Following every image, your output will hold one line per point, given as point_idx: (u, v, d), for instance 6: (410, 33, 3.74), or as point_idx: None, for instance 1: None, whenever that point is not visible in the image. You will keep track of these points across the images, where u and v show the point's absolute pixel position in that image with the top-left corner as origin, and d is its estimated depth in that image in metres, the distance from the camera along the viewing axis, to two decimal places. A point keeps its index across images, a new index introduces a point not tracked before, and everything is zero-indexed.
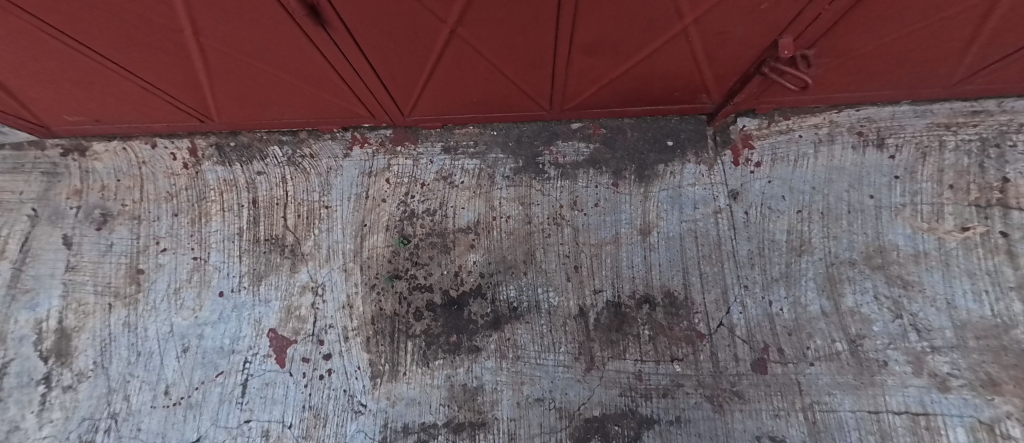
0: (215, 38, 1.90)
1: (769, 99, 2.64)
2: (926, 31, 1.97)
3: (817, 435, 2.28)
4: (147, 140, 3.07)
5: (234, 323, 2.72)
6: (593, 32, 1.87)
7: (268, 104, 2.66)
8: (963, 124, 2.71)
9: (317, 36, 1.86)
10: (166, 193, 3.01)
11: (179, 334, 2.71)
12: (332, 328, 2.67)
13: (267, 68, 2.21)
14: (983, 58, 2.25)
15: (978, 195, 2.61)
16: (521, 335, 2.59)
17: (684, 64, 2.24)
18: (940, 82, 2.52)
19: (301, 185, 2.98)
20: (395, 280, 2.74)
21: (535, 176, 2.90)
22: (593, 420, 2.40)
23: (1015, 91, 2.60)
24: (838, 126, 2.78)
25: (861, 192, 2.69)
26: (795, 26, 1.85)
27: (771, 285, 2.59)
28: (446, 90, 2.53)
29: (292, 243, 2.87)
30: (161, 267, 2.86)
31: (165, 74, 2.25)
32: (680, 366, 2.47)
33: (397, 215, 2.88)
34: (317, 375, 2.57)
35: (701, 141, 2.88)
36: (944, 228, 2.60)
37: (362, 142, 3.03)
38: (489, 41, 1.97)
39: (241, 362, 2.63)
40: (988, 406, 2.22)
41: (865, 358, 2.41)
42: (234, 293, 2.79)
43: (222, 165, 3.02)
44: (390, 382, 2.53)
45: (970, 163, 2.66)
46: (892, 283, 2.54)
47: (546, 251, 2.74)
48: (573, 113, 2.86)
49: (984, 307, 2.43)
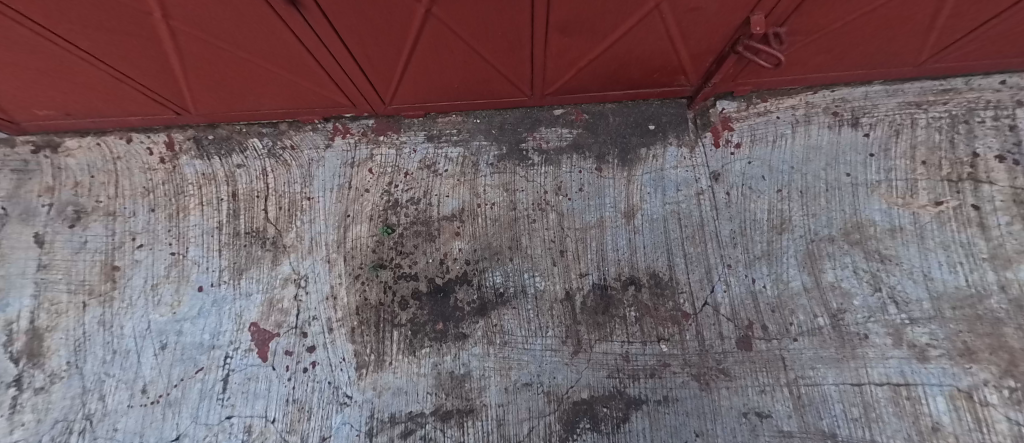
0: (185, 21, 1.86)
1: (746, 81, 2.70)
2: (892, 6, 2.03)
3: (802, 408, 2.30)
4: (122, 135, 3.00)
5: (215, 317, 2.66)
6: (569, 10, 1.88)
7: (246, 94, 2.62)
8: (933, 102, 2.79)
9: (292, 17, 1.83)
10: (142, 188, 2.94)
11: (157, 330, 2.64)
12: (316, 320, 2.62)
13: (241, 53, 2.16)
14: (947, 35, 2.33)
15: (950, 171, 2.68)
16: (508, 321, 2.57)
17: (659, 43, 2.27)
18: (908, 61, 2.60)
19: (282, 177, 2.94)
20: (380, 270, 2.71)
21: (519, 162, 2.90)
22: (581, 403, 2.39)
23: (979, 68, 2.70)
24: (814, 106, 2.84)
25: (838, 170, 2.75)
26: (764, 3, 1.89)
27: (754, 263, 2.62)
28: (426, 76, 2.52)
29: (274, 235, 2.82)
30: (138, 263, 2.79)
31: (136, 62, 2.19)
32: (667, 346, 2.48)
33: (381, 204, 2.86)
34: (301, 368, 2.52)
35: (682, 124, 2.92)
36: (919, 203, 2.66)
37: (345, 133, 3.02)
38: (466, 21, 1.97)
39: (221, 357, 2.57)
40: (965, 374, 2.26)
41: (846, 332, 2.43)
42: (214, 287, 2.73)
43: (200, 159, 2.97)
44: (375, 373, 2.49)
45: (941, 139, 2.74)
46: (870, 258, 2.59)
47: (531, 236, 2.74)
48: (555, 98, 2.88)
49: (958, 278, 2.49)
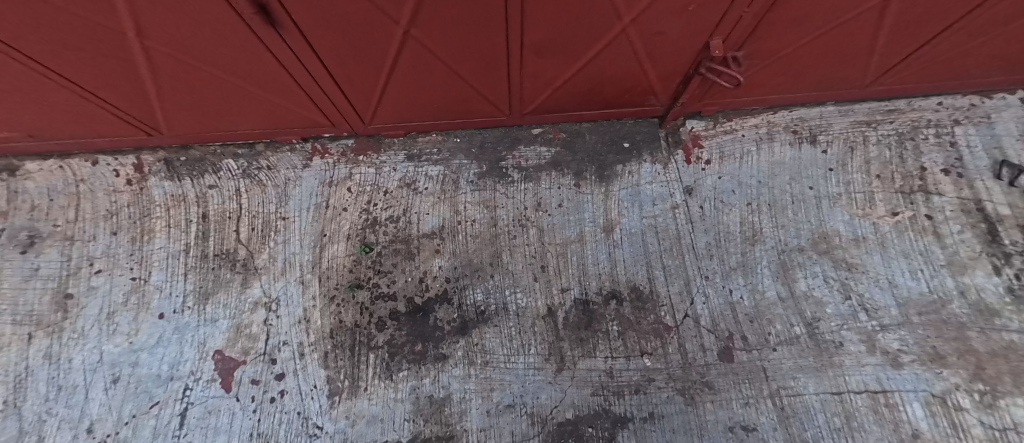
0: (161, 40, 1.85)
1: (712, 101, 2.87)
2: (836, 32, 2.24)
3: (787, 420, 2.27)
4: (88, 158, 2.90)
5: (176, 346, 2.49)
6: (543, 32, 2.00)
7: (223, 114, 2.60)
8: (881, 121, 3.03)
9: (270, 37, 1.86)
10: (105, 211, 2.81)
11: (110, 362, 2.43)
12: (286, 346, 2.49)
13: (218, 73, 2.16)
14: (886, 60, 2.57)
15: (902, 183, 2.87)
16: (490, 339, 2.51)
17: (629, 65, 2.41)
18: (856, 83, 2.83)
19: (257, 197, 2.88)
20: (357, 290, 2.63)
21: (499, 179, 2.94)
22: (566, 423, 2.30)
23: (918, 91, 2.98)
24: (776, 125, 3.03)
25: (802, 184, 2.90)
26: (722, 27, 2.06)
27: (730, 274, 2.68)
28: (407, 96, 2.58)
29: (244, 257, 2.72)
30: (94, 290, 2.62)
31: (107, 82, 2.15)
32: (650, 360, 2.45)
33: (359, 223, 2.82)
34: (268, 398, 2.35)
35: (655, 142, 3.05)
36: (877, 213, 2.81)
37: (324, 153, 3.01)
38: (444, 43, 2.05)
39: (180, 389, 2.37)
40: (938, 379, 2.31)
41: (822, 340, 2.47)
42: (177, 314, 2.58)
43: (170, 180, 2.89)
44: (350, 399, 2.35)
45: (891, 155, 2.96)
46: (838, 267, 2.68)
47: (512, 252, 2.74)
48: (533, 117, 2.97)
49: (921, 284, 2.60)
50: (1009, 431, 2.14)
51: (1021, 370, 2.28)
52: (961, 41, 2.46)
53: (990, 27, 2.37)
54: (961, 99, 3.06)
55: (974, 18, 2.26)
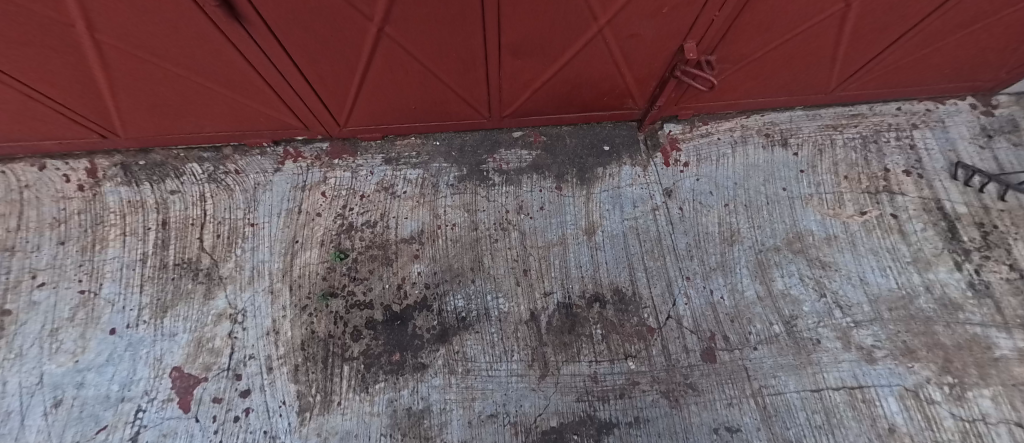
0: (113, 34, 1.74)
1: (687, 105, 2.95)
2: (801, 38, 2.33)
3: (769, 420, 2.27)
4: (33, 162, 2.69)
5: (128, 364, 2.29)
6: (520, 32, 1.99)
7: (186, 115, 2.47)
8: (846, 125, 3.17)
9: (235, 33, 1.78)
10: (52, 219, 2.61)
11: (51, 384, 2.21)
12: (252, 360, 2.33)
13: (178, 71, 2.05)
14: (848, 65, 2.69)
15: (868, 184, 2.99)
16: (471, 346, 2.43)
17: (606, 68, 2.44)
18: (822, 89, 2.95)
19: (223, 203, 2.74)
20: (329, 299, 2.50)
21: (479, 183, 2.91)
22: (550, 432, 2.23)
23: (878, 96, 3.14)
24: (749, 128, 3.12)
25: (776, 185, 2.98)
26: (694, 31, 2.11)
27: (710, 274, 2.70)
28: (382, 97, 2.52)
29: (208, 266, 2.56)
30: (35, 305, 2.40)
31: (54, 80, 2.00)
32: (634, 363, 2.42)
33: (333, 228, 2.71)
34: (231, 417, 2.18)
35: (634, 145, 3.09)
36: (847, 213, 2.91)
37: (296, 156, 2.91)
38: (420, 42, 2.01)
39: (131, 411, 2.17)
40: (910, 373, 2.37)
41: (800, 338, 2.50)
42: (130, 329, 2.38)
43: (127, 185, 2.71)
44: (322, 415, 2.21)
45: (857, 157, 3.08)
46: (813, 266, 2.74)
47: (493, 256, 2.68)
48: (513, 121, 2.97)
49: (890, 281, 2.68)
50: (978, 422, 2.20)
51: (985, 363, 2.37)
52: (915, 47, 2.60)
53: (939, 36, 2.53)
54: (918, 104, 3.25)
55: (924, 27, 2.40)
